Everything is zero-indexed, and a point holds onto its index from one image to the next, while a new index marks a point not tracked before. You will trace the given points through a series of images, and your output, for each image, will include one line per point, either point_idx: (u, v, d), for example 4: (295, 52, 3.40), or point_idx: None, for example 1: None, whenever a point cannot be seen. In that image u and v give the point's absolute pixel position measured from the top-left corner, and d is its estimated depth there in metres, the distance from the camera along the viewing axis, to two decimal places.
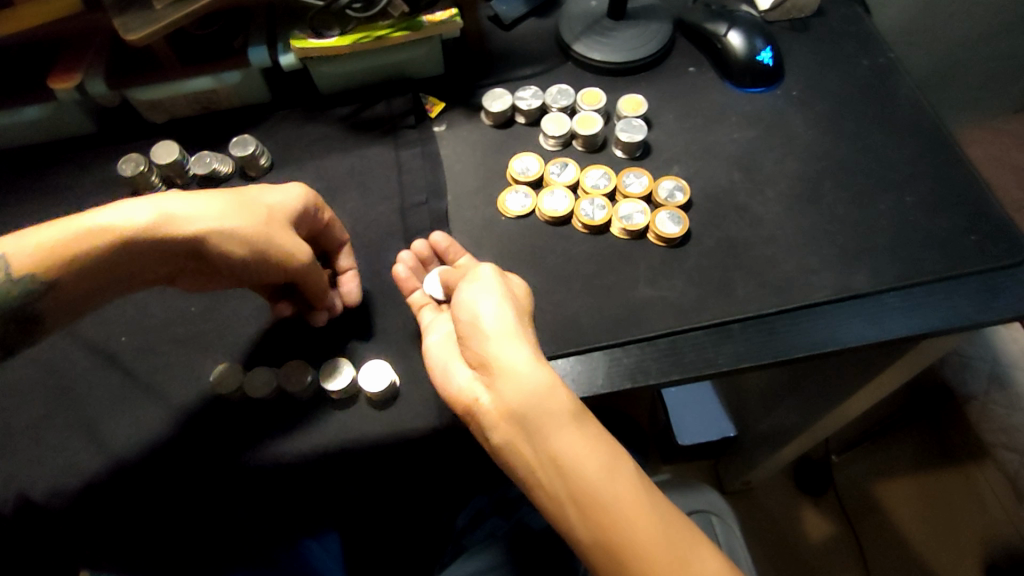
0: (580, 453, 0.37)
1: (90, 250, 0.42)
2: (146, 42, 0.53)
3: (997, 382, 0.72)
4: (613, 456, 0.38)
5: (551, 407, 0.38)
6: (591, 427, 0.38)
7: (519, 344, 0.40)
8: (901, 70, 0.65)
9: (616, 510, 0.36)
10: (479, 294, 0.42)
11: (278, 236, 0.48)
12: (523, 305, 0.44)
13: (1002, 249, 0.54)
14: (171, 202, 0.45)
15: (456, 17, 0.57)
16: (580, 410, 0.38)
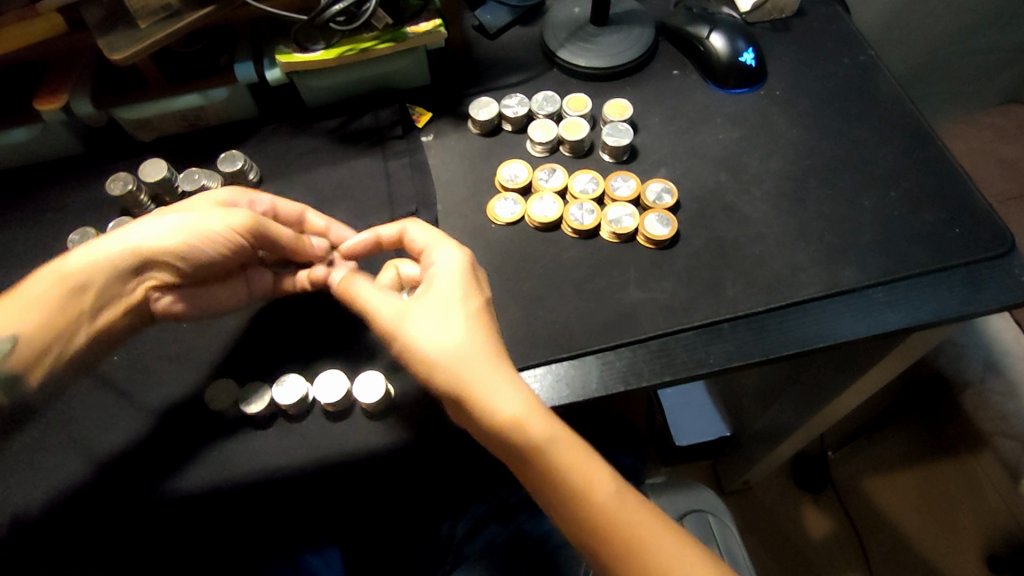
0: (556, 478, 0.39)
1: (53, 300, 0.47)
2: (131, 62, 0.53)
3: (993, 369, 0.73)
4: (585, 472, 0.39)
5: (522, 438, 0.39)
6: (561, 443, 0.39)
7: (482, 369, 0.41)
8: (881, 67, 0.65)
9: (584, 515, 0.38)
10: (427, 329, 0.42)
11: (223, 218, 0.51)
12: (474, 308, 0.43)
13: (987, 240, 0.55)
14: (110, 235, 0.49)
15: (441, 27, 0.58)
16: (545, 431, 0.39)
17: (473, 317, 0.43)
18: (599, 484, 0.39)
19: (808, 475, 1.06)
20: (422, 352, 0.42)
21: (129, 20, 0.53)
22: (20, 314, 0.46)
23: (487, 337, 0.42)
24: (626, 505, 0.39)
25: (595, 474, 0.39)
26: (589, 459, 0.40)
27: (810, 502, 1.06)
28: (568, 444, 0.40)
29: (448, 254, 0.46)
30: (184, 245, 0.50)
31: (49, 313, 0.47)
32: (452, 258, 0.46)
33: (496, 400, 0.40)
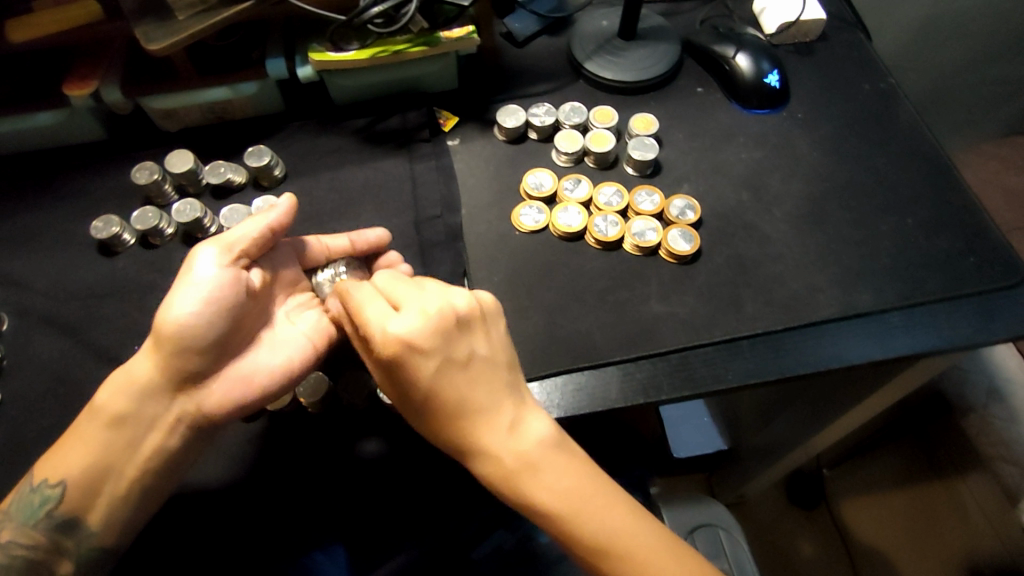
0: (552, 530, 0.41)
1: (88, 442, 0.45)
2: (166, 52, 0.53)
3: (995, 395, 0.74)
4: (580, 523, 0.40)
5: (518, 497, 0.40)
6: (550, 498, 0.40)
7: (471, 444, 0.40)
8: (900, 95, 0.67)
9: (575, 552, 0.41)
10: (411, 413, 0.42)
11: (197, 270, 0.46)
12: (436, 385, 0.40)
13: (1000, 271, 0.56)
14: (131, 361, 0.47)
15: (474, 34, 0.58)
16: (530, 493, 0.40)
17: (434, 398, 0.40)
18: (593, 531, 0.40)
19: (800, 492, 1.11)
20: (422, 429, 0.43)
21: (166, 12, 0.53)
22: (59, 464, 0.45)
23: (467, 408, 0.40)
24: (618, 548, 0.40)
25: (590, 520, 0.40)
26: (583, 506, 0.40)
27: (802, 515, 1.12)
28: (559, 494, 0.40)
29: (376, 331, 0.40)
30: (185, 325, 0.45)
31: (88, 454, 0.45)
32: (379, 343, 0.40)
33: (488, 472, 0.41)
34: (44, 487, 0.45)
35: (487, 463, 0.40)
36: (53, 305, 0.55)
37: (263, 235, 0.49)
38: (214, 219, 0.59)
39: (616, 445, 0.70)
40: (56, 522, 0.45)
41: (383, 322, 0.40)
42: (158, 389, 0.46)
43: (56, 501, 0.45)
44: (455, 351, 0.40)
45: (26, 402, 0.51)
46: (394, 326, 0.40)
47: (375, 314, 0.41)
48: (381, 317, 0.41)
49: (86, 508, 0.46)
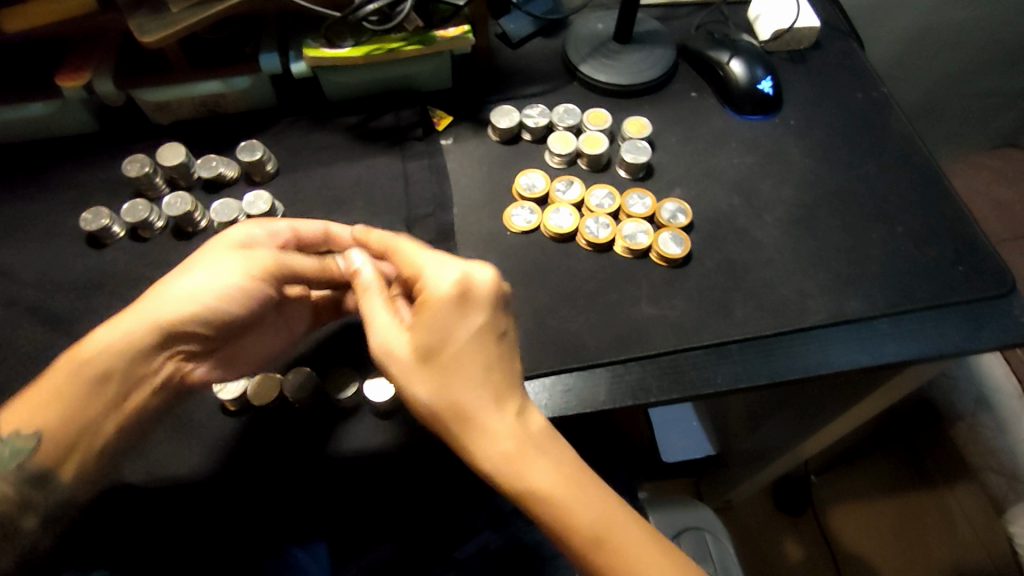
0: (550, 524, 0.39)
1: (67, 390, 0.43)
2: (161, 44, 0.53)
3: (983, 404, 0.75)
4: (575, 514, 0.39)
5: (519, 485, 0.39)
6: (552, 486, 0.39)
7: (477, 417, 0.39)
8: (893, 105, 0.67)
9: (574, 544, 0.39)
10: (423, 380, 0.40)
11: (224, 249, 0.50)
12: (468, 347, 0.40)
13: (988, 280, 0.56)
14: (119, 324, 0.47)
15: (469, 33, 0.58)
16: (531, 473, 0.39)
17: (456, 362, 0.40)
18: (590, 520, 0.39)
19: (789, 498, 1.08)
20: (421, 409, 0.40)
21: (159, 4, 0.53)
22: (25, 415, 0.42)
23: (483, 379, 0.40)
24: (616, 538, 0.39)
25: (588, 513, 0.39)
26: (579, 497, 0.39)
27: (789, 521, 1.09)
28: (558, 485, 0.39)
29: (438, 275, 0.42)
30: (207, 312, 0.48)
31: (60, 406, 0.43)
32: (434, 287, 0.42)
33: (491, 453, 0.39)
34: (15, 438, 0.42)
35: (486, 442, 0.39)
36: (40, 296, 0.55)
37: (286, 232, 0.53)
38: (205, 213, 0.58)
39: (604, 448, 0.70)
40: (26, 474, 0.41)
41: (441, 271, 0.43)
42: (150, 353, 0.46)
43: (30, 452, 0.42)
44: (499, 323, 0.42)
45: (11, 394, 0.51)
46: (449, 276, 0.42)
47: (430, 265, 0.44)
48: (434, 267, 0.44)
49: (59, 463, 0.43)
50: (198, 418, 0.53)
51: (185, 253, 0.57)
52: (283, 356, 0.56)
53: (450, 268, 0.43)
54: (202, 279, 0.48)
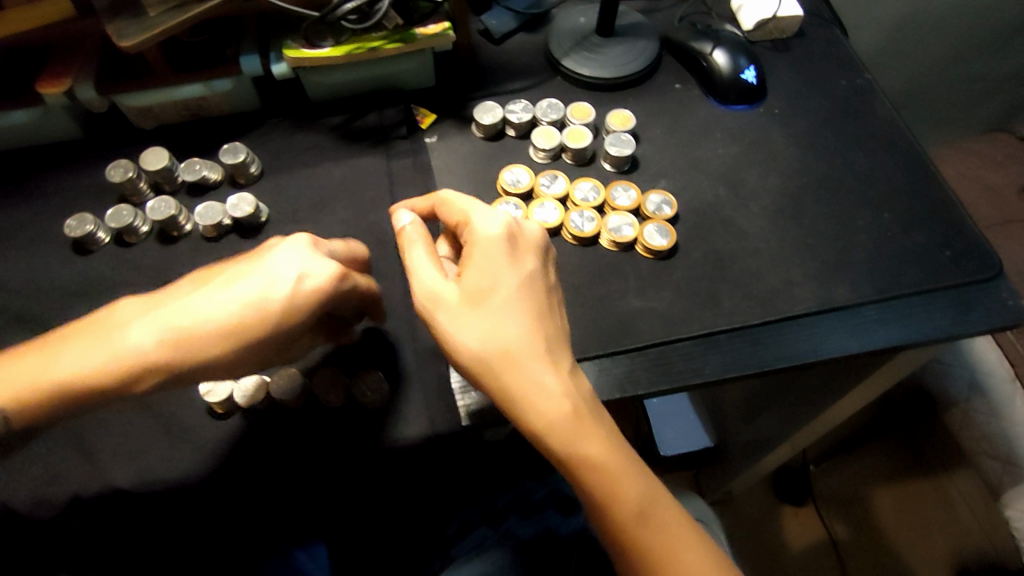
0: (593, 489, 0.40)
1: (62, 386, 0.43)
2: (140, 49, 0.53)
3: (977, 389, 0.74)
4: (621, 485, 0.40)
5: (565, 441, 0.39)
6: (600, 451, 0.40)
7: (528, 363, 0.40)
8: (877, 91, 0.67)
9: (612, 513, 0.40)
10: (474, 326, 0.41)
11: (265, 290, 0.44)
12: (517, 294, 0.42)
13: (975, 264, 0.56)
14: (145, 316, 0.44)
15: (449, 30, 0.58)
16: (582, 442, 0.39)
17: (515, 303, 0.41)
18: (635, 496, 0.40)
19: (789, 487, 1.09)
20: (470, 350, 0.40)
21: (138, 9, 0.53)
22: (31, 380, 0.43)
23: (533, 327, 0.41)
24: (653, 512, 0.40)
25: (631, 486, 0.40)
26: (625, 469, 0.40)
27: (790, 511, 1.09)
28: (608, 457, 0.40)
29: (487, 219, 0.44)
30: (207, 347, 0.43)
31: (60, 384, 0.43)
32: (485, 227, 0.43)
33: (538, 402, 0.39)
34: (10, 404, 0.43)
35: (541, 397, 0.39)
36: (26, 303, 0.55)
37: (339, 284, 0.45)
38: (189, 217, 0.58)
39: None
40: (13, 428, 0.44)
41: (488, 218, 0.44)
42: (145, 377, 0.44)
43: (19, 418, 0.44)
44: (544, 273, 0.44)
45: None
46: (500, 220, 0.44)
47: (478, 212, 0.45)
48: (484, 214, 0.44)
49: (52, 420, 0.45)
50: (188, 421, 0.53)
51: (171, 257, 0.57)
52: None
53: (498, 214, 0.44)
54: (215, 305, 0.43)
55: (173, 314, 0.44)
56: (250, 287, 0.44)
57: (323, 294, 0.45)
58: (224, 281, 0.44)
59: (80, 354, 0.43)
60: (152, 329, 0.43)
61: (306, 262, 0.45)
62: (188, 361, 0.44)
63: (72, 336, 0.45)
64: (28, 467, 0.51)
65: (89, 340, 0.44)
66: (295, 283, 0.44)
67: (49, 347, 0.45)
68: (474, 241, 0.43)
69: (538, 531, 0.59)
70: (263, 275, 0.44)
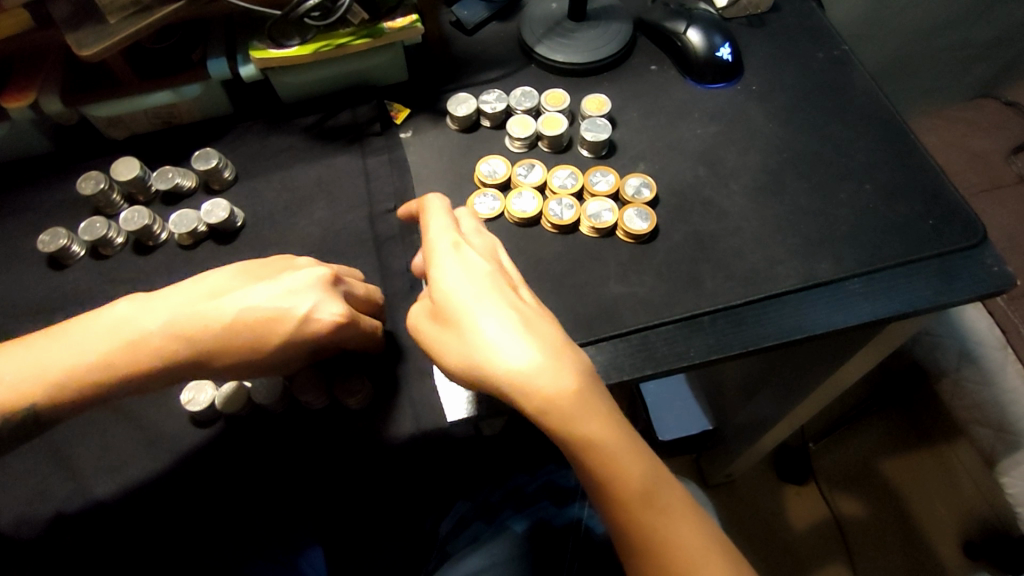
0: (597, 472, 0.39)
1: (67, 378, 0.42)
2: (102, 57, 0.52)
3: (966, 358, 0.74)
4: (623, 466, 0.39)
5: (557, 429, 0.39)
6: (600, 433, 0.39)
7: (502, 359, 0.39)
8: (855, 62, 0.66)
9: (620, 496, 0.39)
10: (454, 340, 0.41)
11: (276, 316, 0.45)
12: (481, 294, 0.41)
13: (958, 231, 0.55)
14: (156, 306, 0.45)
15: (417, 22, 0.57)
16: (581, 425, 0.39)
17: (484, 302, 0.41)
18: (638, 477, 0.39)
19: (790, 467, 1.08)
20: (461, 354, 0.41)
21: (98, 17, 0.52)
22: (35, 365, 0.42)
23: (509, 319, 0.41)
24: (659, 492, 0.40)
25: (634, 466, 0.39)
26: (627, 451, 0.40)
27: (792, 491, 1.08)
28: (608, 438, 0.39)
29: (437, 240, 0.44)
30: (217, 353, 0.45)
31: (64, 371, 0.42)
32: (440, 244, 0.44)
33: (527, 394, 0.39)
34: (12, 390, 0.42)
35: (533, 388, 0.39)
36: (4, 321, 0.54)
37: (344, 327, 0.47)
38: (164, 225, 0.58)
39: None
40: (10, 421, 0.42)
41: (445, 236, 0.45)
42: (151, 372, 0.44)
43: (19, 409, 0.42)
44: (506, 273, 0.44)
45: None
46: (451, 237, 0.45)
47: (433, 230, 0.45)
48: (439, 230, 0.45)
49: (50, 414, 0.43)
50: (169, 432, 0.52)
51: (148, 267, 0.56)
52: None
53: (446, 233, 0.45)
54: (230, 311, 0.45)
55: (190, 323, 0.44)
56: (263, 312, 0.45)
57: (327, 332, 0.47)
58: (239, 297, 0.45)
59: (92, 344, 0.43)
60: (164, 322, 0.44)
61: (318, 300, 0.46)
62: (196, 361, 0.45)
63: (83, 325, 0.44)
64: (10, 485, 0.50)
65: (102, 332, 0.43)
66: (306, 311, 0.46)
67: (51, 331, 0.44)
68: (442, 257, 0.44)
69: (533, 523, 0.58)
70: (277, 304, 0.45)
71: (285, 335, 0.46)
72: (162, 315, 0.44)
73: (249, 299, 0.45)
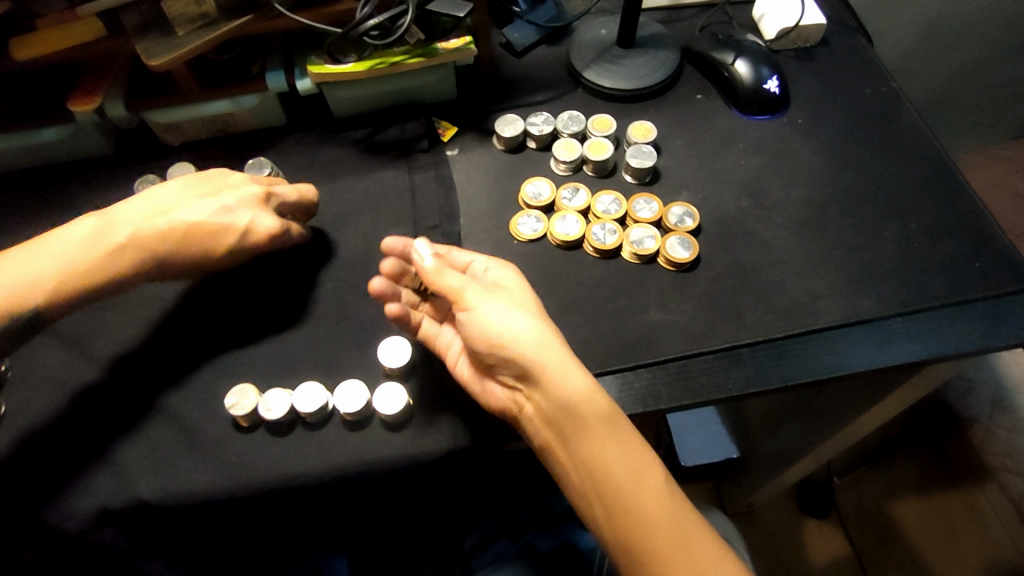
0: (597, 452, 0.43)
1: (65, 289, 0.49)
2: (168, 67, 0.54)
3: (1000, 406, 0.74)
4: (617, 453, 0.43)
5: (580, 422, 0.42)
6: (610, 425, 0.43)
7: (524, 340, 0.43)
8: (903, 100, 0.66)
9: (615, 477, 0.42)
10: (486, 312, 0.44)
11: (226, 228, 0.53)
12: (527, 305, 0.46)
13: (1005, 276, 0.55)
14: (113, 221, 0.51)
15: (471, 44, 0.59)
16: (596, 407, 0.43)
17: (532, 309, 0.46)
18: (625, 460, 0.43)
19: (811, 500, 1.10)
20: (497, 331, 0.43)
21: (166, 27, 0.54)
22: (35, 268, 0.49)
23: (549, 326, 0.45)
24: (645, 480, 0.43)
25: (649, 470, 0.43)
26: (628, 439, 0.43)
27: (813, 523, 1.11)
28: (630, 441, 0.43)
29: (493, 262, 0.49)
30: (181, 261, 0.52)
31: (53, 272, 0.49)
32: (495, 264, 0.49)
33: (559, 384, 0.42)
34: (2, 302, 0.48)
35: (564, 372, 0.43)
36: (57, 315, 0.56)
37: (279, 235, 0.55)
38: None
39: None
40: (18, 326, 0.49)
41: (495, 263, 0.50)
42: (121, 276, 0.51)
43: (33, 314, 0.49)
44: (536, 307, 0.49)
45: (35, 410, 0.52)
46: (501, 263, 0.50)
47: (483, 258, 0.50)
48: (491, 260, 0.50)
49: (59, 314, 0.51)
50: (210, 433, 0.52)
51: None
52: (291, 362, 0.54)
53: (501, 260, 0.50)
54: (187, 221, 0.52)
55: (153, 234, 0.51)
56: (212, 227, 0.52)
57: (265, 240, 0.55)
58: (187, 213, 0.52)
59: (80, 255, 0.50)
60: (125, 230, 0.51)
61: (256, 215, 0.54)
62: (163, 263, 0.52)
63: (103, 220, 0.51)
64: (51, 477, 0.50)
65: (122, 232, 0.51)
66: (246, 228, 0.53)
67: (37, 243, 0.50)
68: (501, 274, 0.49)
69: (558, 544, 0.59)
70: (219, 219, 0.52)
71: (244, 242, 0.54)
72: (127, 230, 0.51)
73: (197, 215, 0.52)
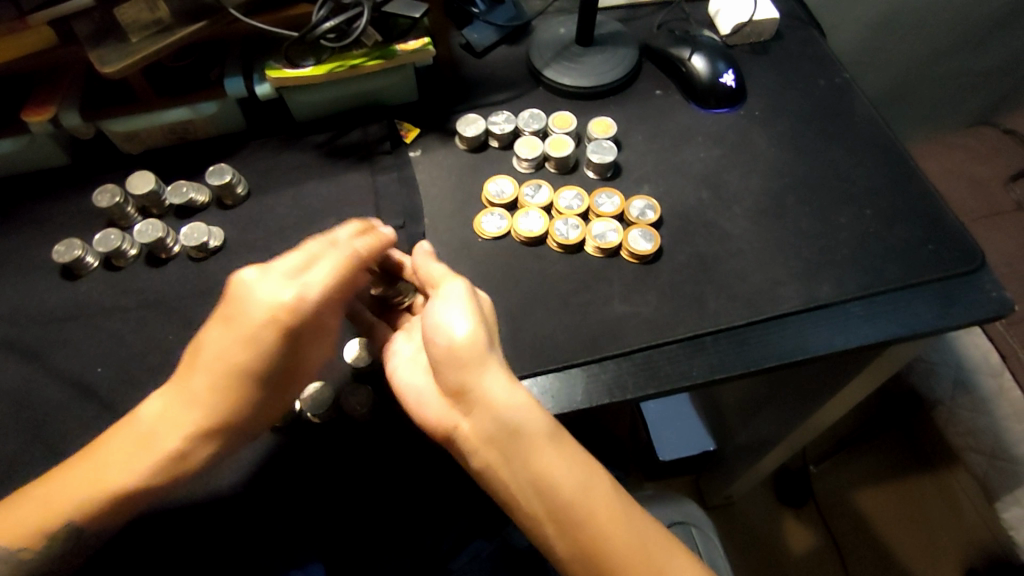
0: (541, 469, 0.41)
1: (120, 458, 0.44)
2: (122, 75, 0.54)
3: (961, 386, 0.75)
4: (560, 470, 0.41)
5: (519, 440, 0.41)
6: (554, 441, 0.41)
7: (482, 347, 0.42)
8: (855, 90, 0.68)
9: (564, 495, 0.40)
10: (447, 312, 0.44)
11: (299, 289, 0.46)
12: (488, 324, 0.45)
13: (957, 258, 0.56)
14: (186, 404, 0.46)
15: (429, 45, 0.59)
16: (537, 422, 0.41)
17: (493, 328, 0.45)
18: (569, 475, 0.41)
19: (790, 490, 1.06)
20: (452, 334, 0.43)
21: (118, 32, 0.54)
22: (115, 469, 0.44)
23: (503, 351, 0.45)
24: (591, 495, 0.41)
25: (594, 481, 0.41)
26: (570, 455, 0.42)
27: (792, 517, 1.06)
28: (573, 456, 0.42)
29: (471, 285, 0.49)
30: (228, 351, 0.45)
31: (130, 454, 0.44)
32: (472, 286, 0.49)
33: (492, 404, 0.41)
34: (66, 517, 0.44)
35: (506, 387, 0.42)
36: (16, 329, 0.55)
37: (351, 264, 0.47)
38: (176, 238, 0.58)
39: None
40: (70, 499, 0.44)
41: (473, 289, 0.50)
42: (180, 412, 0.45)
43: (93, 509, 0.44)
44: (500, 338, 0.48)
45: None
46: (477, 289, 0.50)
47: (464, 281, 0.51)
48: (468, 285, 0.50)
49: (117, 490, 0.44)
50: None
51: (160, 278, 0.57)
52: None
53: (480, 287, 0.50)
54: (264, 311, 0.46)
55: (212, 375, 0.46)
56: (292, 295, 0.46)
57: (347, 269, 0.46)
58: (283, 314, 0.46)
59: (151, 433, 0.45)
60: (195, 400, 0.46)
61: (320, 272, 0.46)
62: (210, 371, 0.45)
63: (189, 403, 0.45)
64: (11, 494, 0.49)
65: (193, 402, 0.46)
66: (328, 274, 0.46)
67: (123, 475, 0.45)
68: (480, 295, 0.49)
69: None
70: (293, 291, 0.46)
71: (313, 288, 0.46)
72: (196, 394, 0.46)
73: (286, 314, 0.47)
